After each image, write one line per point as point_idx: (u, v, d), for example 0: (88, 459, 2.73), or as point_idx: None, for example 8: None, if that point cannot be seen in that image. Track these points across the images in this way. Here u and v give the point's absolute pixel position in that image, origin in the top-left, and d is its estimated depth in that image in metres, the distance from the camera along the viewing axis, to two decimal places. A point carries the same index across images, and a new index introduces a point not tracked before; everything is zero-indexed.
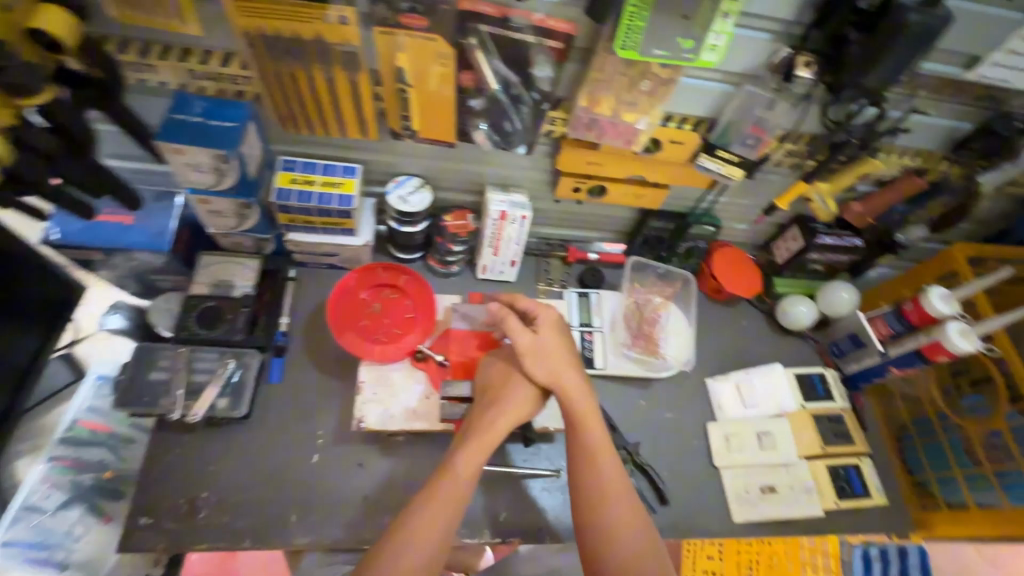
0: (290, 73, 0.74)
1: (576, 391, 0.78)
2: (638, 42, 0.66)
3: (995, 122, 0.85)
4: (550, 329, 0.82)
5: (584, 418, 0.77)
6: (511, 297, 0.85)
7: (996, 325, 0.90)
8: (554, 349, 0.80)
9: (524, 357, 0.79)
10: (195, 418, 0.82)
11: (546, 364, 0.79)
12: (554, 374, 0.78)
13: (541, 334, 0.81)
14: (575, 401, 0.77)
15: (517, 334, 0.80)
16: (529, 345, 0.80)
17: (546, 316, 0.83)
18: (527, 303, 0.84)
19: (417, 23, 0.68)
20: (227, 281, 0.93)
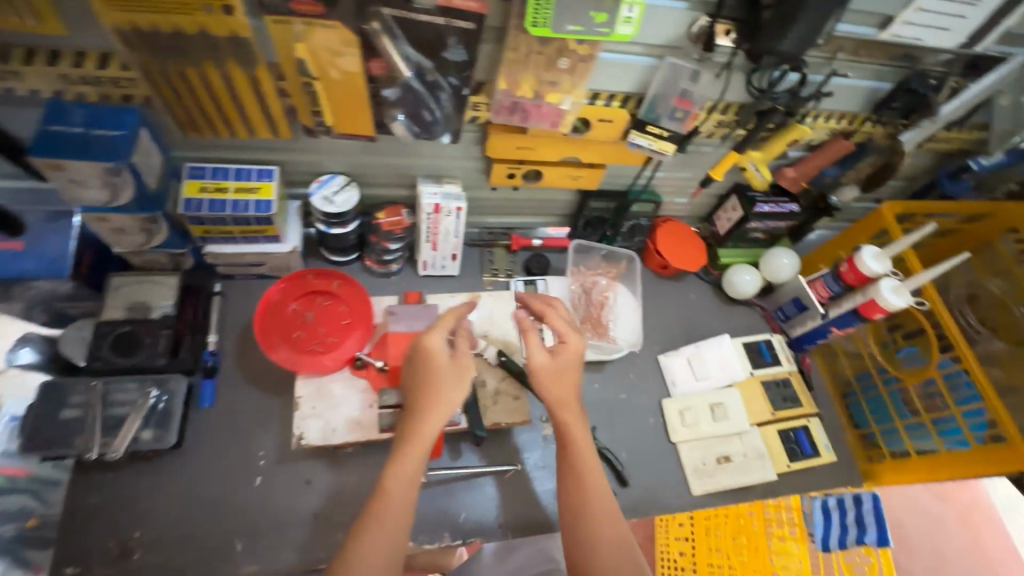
0: (178, 71, 0.68)
1: (572, 412, 0.74)
2: (549, 18, 0.62)
3: (912, 80, 0.86)
4: (572, 353, 0.77)
5: (573, 434, 0.74)
6: (542, 309, 0.80)
7: (926, 279, 0.92)
8: (567, 370, 0.76)
9: (537, 378, 0.75)
10: (117, 456, 0.76)
11: (551, 383, 0.75)
12: (558, 397, 0.75)
13: (561, 359, 0.76)
14: (567, 419, 0.74)
15: (534, 352, 0.75)
16: (544, 366, 0.75)
17: (573, 342, 0.77)
18: (557, 319, 0.79)
19: (312, 9, 0.62)
20: (143, 302, 0.86)
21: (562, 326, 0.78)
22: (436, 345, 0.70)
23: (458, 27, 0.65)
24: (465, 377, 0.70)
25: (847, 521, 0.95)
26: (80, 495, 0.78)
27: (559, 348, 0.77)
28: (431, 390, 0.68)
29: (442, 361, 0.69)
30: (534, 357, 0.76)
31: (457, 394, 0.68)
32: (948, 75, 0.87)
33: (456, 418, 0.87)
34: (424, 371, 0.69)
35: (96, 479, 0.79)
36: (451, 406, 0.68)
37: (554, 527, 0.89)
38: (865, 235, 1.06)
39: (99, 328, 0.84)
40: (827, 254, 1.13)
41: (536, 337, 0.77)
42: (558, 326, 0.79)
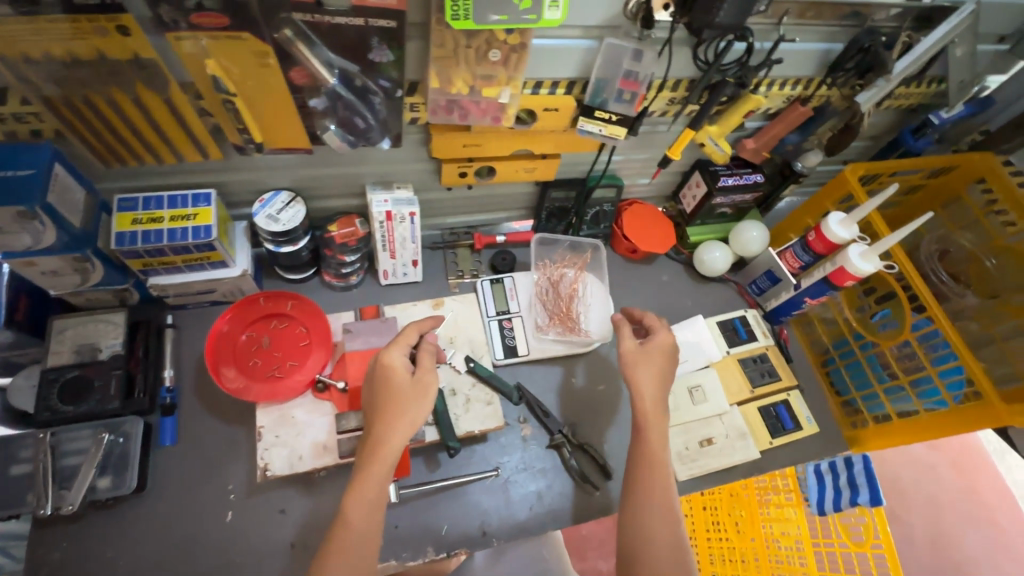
0: (84, 100, 0.63)
1: (648, 393, 0.80)
2: (470, 10, 0.59)
3: (862, 38, 0.83)
4: (660, 348, 0.84)
5: (650, 423, 0.77)
6: (641, 315, 0.91)
7: (894, 241, 0.89)
8: (652, 360, 0.83)
9: (626, 360, 0.83)
10: (73, 508, 0.72)
11: (634, 366, 0.82)
12: (643, 380, 0.81)
13: (650, 347, 0.84)
14: (645, 409, 0.78)
15: (624, 337, 0.85)
16: (633, 350, 0.84)
17: (663, 340, 0.85)
18: (651, 320, 0.89)
19: (216, 22, 0.58)
20: (90, 344, 0.83)
21: (654, 325, 0.88)
22: (397, 364, 0.70)
23: (378, 26, 0.61)
24: (427, 395, 0.69)
25: (840, 483, 0.96)
26: (42, 551, 0.75)
27: (649, 341, 0.86)
28: (391, 409, 0.67)
29: (402, 378, 0.69)
30: (623, 343, 0.85)
31: (419, 412, 0.68)
32: (898, 30, 0.84)
33: (424, 432, 0.85)
34: (384, 390, 0.69)
35: (57, 533, 0.76)
36: (411, 425, 0.67)
37: (541, 529, 0.87)
38: (830, 200, 1.03)
39: (44, 376, 0.80)
40: (796, 223, 1.11)
41: (627, 328, 0.87)
42: (650, 326, 0.89)
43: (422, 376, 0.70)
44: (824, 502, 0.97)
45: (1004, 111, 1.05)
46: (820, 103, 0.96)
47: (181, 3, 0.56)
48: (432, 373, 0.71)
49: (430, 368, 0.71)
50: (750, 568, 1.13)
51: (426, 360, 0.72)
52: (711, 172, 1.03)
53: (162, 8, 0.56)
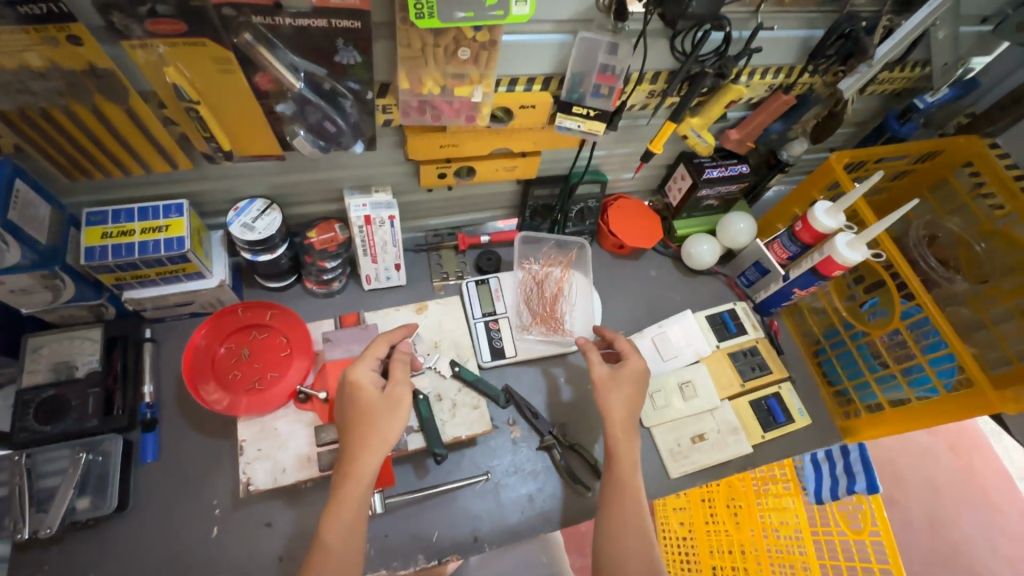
0: (41, 113, 0.61)
1: (618, 415, 0.80)
2: (434, 7, 0.57)
3: (842, 24, 0.81)
4: (631, 373, 0.83)
5: (619, 441, 0.78)
6: (611, 337, 0.90)
7: (881, 229, 0.88)
8: (625, 386, 0.82)
9: (597, 387, 0.82)
10: (51, 532, 0.70)
11: (605, 394, 0.81)
12: (615, 408, 0.80)
13: (621, 372, 0.83)
14: (618, 437, 0.78)
15: (595, 363, 0.84)
16: (604, 377, 0.82)
17: (636, 364, 0.84)
18: (622, 343, 0.88)
19: (171, 28, 0.56)
20: (67, 361, 0.81)
21: (625, 349, 0.87)
22: (366, 380, 0.69)
23: (342, 28, 0.60)
24: (399, 411, 0.68)
25: (837, 472, 1.01)
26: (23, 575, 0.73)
27: (620, 365, 0.84)
28: (363, 427, 0.66)
29: (372, 396, 0.67)
30: (594, 369, 0.84)
31: (392, 429, 0.67)
32: (879, 15, 0.82)
33: (409, 440, 0.83)
34: (354, 408, 0.67)
35: (38, 556, 0.74)
36: (386, 442, 0.66)
37: (532, 532, 0.86)
38: (816, 188, 1.01)
39: (19, 397, 0.78)
40: (783, 213, 1.10)
41: (596, 353, 0.86)
42: (620, 350, 0.87)
43: (392, 391, 0.69)
44: (821, 491, 1.01)
45: (990, 92, 1.04)
46: (803, 91, 0.95)
47: (133, 10, 0.54)
48: (403, 386, 0.70)
49: (403, 379, 0.70)
50: (750, 559, 1.15)
51: (397, 372, 0.70)
52: (695, 165, 1.02)
53: (114, 15, 0.54)
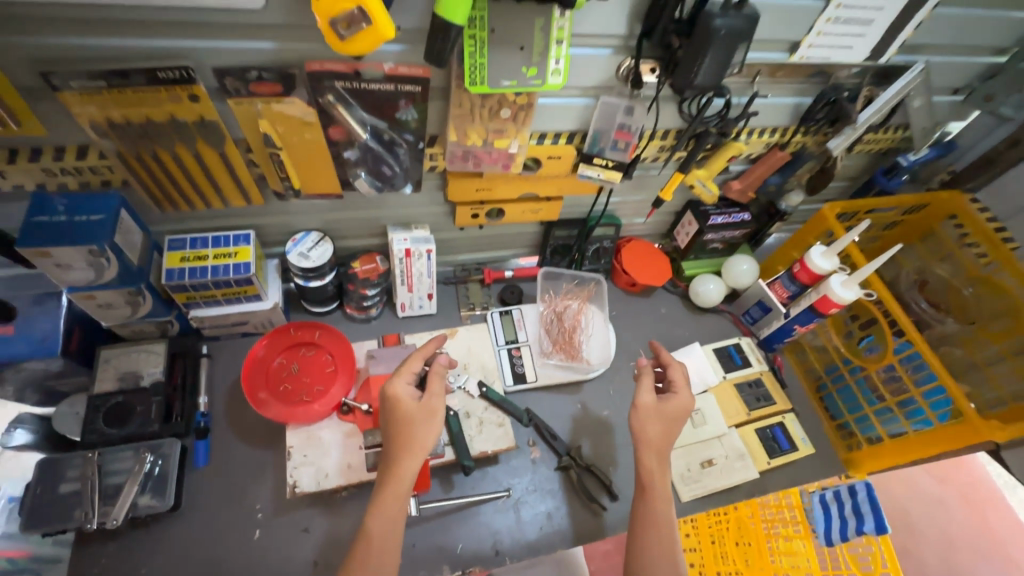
0: (153, 154, 0.73)
1: (653, 433, 0.84)
2: (485, 76, 0.69)
3: (828, 93, 0.94)
4: (677, 405, 0.86)
5: (650, 455, 0.82)
6: (667, 363, 0.92)
7: (871, 270, 0.97)
8: (665, 419, 0.85)
9: (639, 413, 0.85)
10: (117, 524, 0.78)
11: (649, 423, 0.84)
12: (652, 435, 0.83)
13: (666, 405, 0.85)
14: (650, 458, 0.82)
15: (644, 392, 0.87)
16: (650, 407, 0.85)
17: (682, 398, 0.87)
18: (676, 374, 0.90)
19: (271, 89, 0.69)
20: (133, 372, 0.90)
21: (679, 381, 0.89)
22: (405, 392, 0.76)
23: (407, 91, 0.72)
24: (434, 420, 0.75)
25: (845, 511, 0.91)
26: (82, 567, 0.80)
27: (668, 398, 0.87)
28: (403, 435, 0.73)
29: (410, 407, 0.75)
30: (641, 396, 0.87)
31: (429, 437, 0.74)
32: (860, 86, 0.95)
33: (440, 452, 0.90)
34: (395, 418, 0.75)
35: (96, 550, 0.81)
36: (424, 448, 0.74)
37: (550, 548, 0.91)
38: (812, 235, 1.11)
39: (90, 402, 0.87)
40: (782, 257, 1.19)
41: (649, 379, 0.88)
42: (673, 379, 0.90)
43: (429, 403, 0.76)
44: (832, 533, 0.91)
45: (967, 154, 1.16)
46: (797, 148, 1.06)
47: (244, 75, 0.67)
48: (438, 398, 0.77)
49: (440, 391, 0.77)
50: None
51: (433, 385, 0.77)
52: (701, 212, 1.12)
53: (230, 79, 0.67)
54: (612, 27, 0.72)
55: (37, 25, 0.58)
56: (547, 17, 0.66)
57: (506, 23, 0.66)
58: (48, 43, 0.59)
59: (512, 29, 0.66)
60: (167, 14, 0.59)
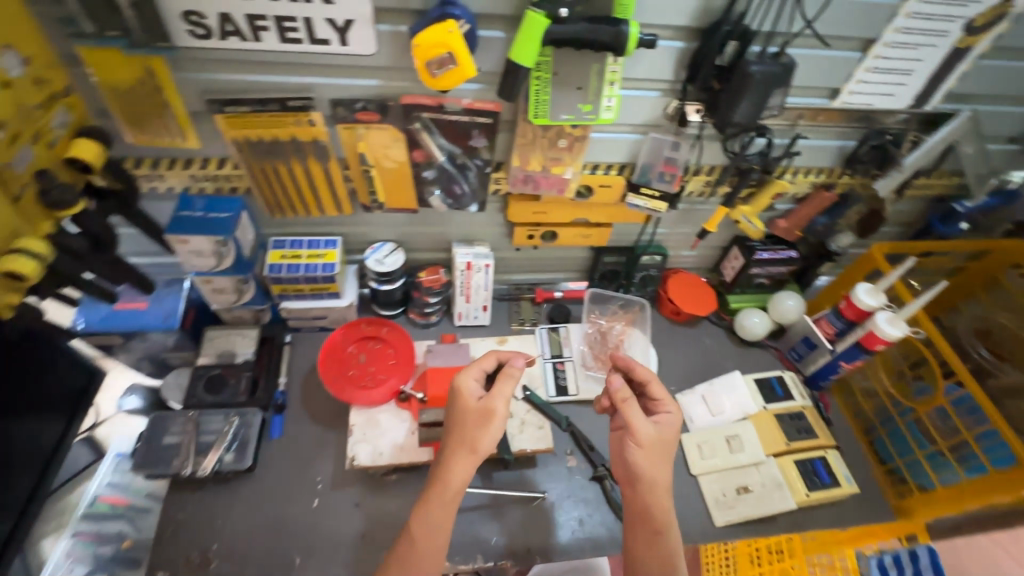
0: (274, 167, 0.90)
1: (660, 474, 0.73)
2: (547, 110, 0.81)
3: (871, 136, 0.99)
4: (674, 427, 0.77)
5: (657, 491, 0.73)
6: (647, 381, 0.83)
7: (918, 307, 0.97)
8: (667, 448, 0.75)
9: (640, 449, 0.74)
10: (205, 473, 0.91)
11: (656, 459, 0.74)
12: (659, 474, 0.73)
13: (664, 436, 0.75)
14: (657, 494, 0.73)
15: (641, 421, 0.75)
16: (652, 439, 0.74)
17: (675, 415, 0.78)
18: (657, 390, 0.81)
19: (372, 118, 0.84)
20: (228, 350, 1.04)
21: (662, 397, 0.81)
22: (467, 391, 0.78)
23: (480, 122, 0.85)
24: (491, 424, 0.74)
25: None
26: (170, 511, 0.92)
27: (660, 420, 0.77)
28: (459, 434, 0.75)
29: (470, 404, 0.76)
30: (637, 428, 0.75)
31: (482, 439, 0.73)
32: (905, 131, 1.00)
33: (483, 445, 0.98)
34: (455, 416, 0.77)
35: (184, 498, 0.94)
36: (477, 452, 0.74)
37: (580, 554, 0.95)
38: (860, 274, 1.13)
39: (194, 371, 1.01)
40: (830, 295, 1.20)
41: (636, 408, 0.77)
42: (657, 398, 0.81)
43: (486, 403, 0.75)
44: None
45: None
46: (844, 189, 1.10)
47: (352, 105, 0.83)
48: (497, 399, 0.75)
49: (503, 395, 0.75)
50: None
51: (499, 386, 0.76)
52: (748, 246, 1.17)
53: (341, 109, 0.83)
54: (659, 73, 0.83)
55: (211, 65, 0.77)
56: (601, 63, 0.78)
57: (567, 67, 0.78)
58: (216, 77, 0.78)
59: (572, 72, 0.78)
60: (303, 57, 0.76)
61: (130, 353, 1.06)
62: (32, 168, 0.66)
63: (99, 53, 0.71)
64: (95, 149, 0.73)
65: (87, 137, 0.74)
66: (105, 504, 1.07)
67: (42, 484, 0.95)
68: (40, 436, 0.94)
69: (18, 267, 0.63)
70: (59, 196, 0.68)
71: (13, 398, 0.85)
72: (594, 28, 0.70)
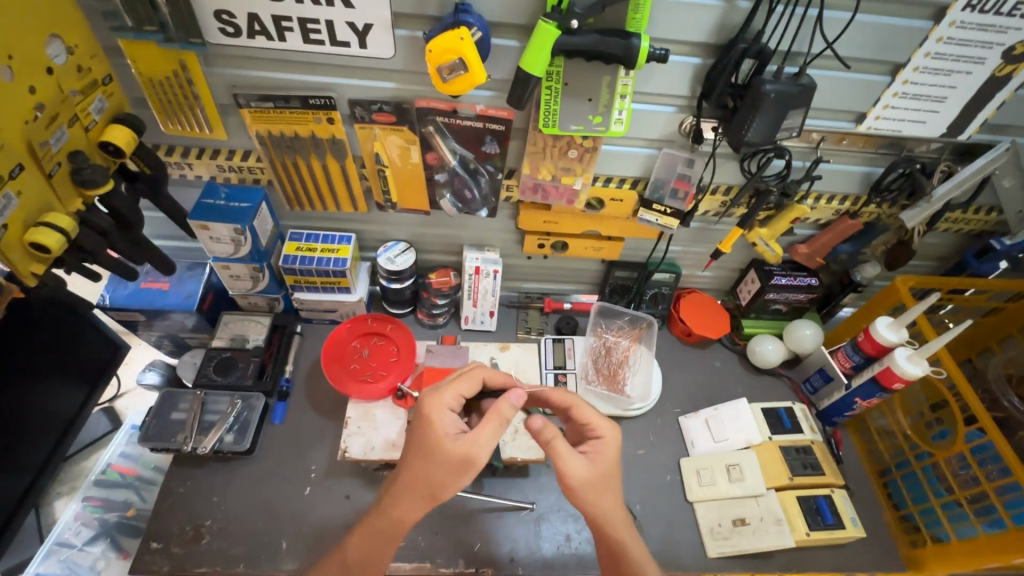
0: (294, 161, 0.93)
1: (608, 508, 0.74)
2: (557, 119, 0.82)
3: (899, 163, 0.95)
4: (608, 458, 0.75)
5: (614, 523, 0.74)
6: (571, 404, 0.81)
7: (941, 346, 0.92)
8: (605, 480, 0.74)
9: (581, 489, 0.73)
10: (205, 451, 0.94)
11: (593, 496, 0.73)
12: (609, 511, 0.74)
13: (603, 469, 0.74)
14: (617, 528, 0.74)
15: (572, 459, 0.72)
16: (586, 477, 0.73)
17: (610, 441, 0.76)
18: (587, 413, 0.79)
19: (387, 119, 0.87)
20: (242, 335, 1.07)
21: (591, 421, 0.78)
22: (445, 430, 0.70)
23: (493, 129, 0.87)
24: (468, 473, 0.69)
25: None
26: (170, 484, 0.96)
27: (589, 452, 0.76)
28: (427, 478, 0.69)
29: (446, 450, 0.68)
30: (569, 465, 0.72)
31: (449, 487, 0.69)
32: (937, 161, 0.95)
33: None
34: (424, 453, 0.69)
35: (185, 473, 0.97)
36: (437, 498, 0.70)
37: (564, 569, 0.93)
38: (884, 306, 1.07)
39: (207, 353, 1.05)
40: (851, 327, 1.15)
41: (564, 446, 0.73)
42: (586, 422, 0.78)
43: (466, 452, 0.68)
44: None
45: None
46: (870, 218, 1.06)
47: (369, 106, 0.85)
48: (479, 447, 0.68)
49: (488, 449, 0.68)
50: None
51: (481, 434, 0.68)
52: (765, 271, 1.14)
53: (358, 109, 0.86)
54: (673, 89, 0.83)
55: (241, 61, 0.81)
56: (613, 75, 0.78)
57: (579, 78, 0.78)
58: (245, 74, 0.82)
59: (584, 83, 0.79)
60: (324, 58, 0.80)
61: (151, 332, 1.11)
62: (65, 149, 0.71)
63: (140, 46, 0.77)
64: (126, 136, 0.78)
65: (120, 123, 0.79)
66: (117, 472, 1.13)
67: (59, 450, 1.01)
68: (62, 402, 1.00)
69: (43, 239, 0.67)
70: (89, 174, 0.72)
71: (39, 360, 0.92)
72: (605, 40, 0.71)
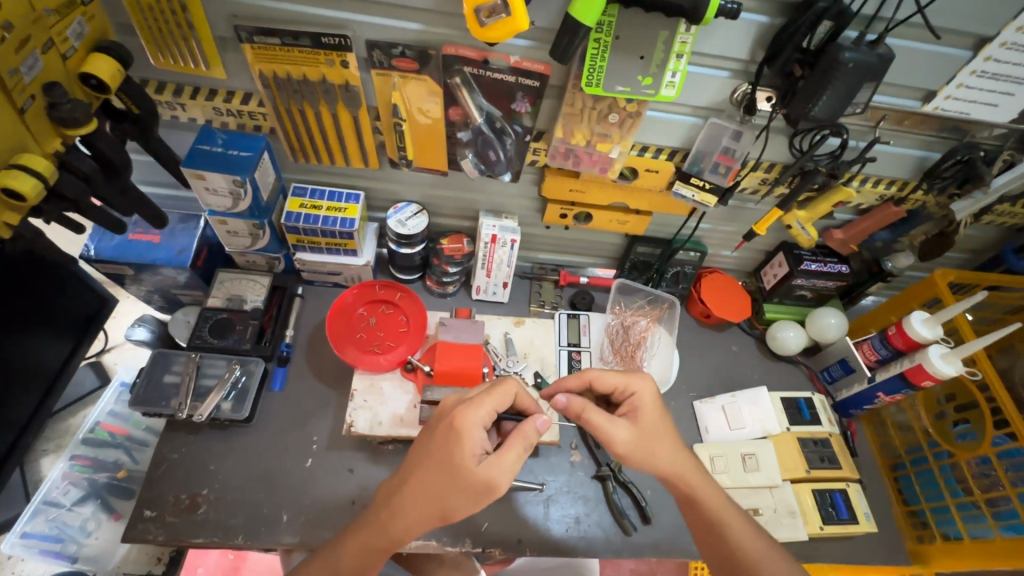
0: (299, 108, 0.83)
1: (667, 463, 0.73)
2: (601, 78, 0.73)
3: (959, 149, 0.87)
4: (649, 412, 0.75)
5: (686, 475, 0.74)
6: (591, 377, 0.79)
7: (978, 348, 0.88)
8: (652, 435, 0.74)
9: (635, 456, 0.73)
10: (201, 419, 0.89)
11: (645, 453, 0.73)
12: (668, 465, 0.73)
13: (644, 427, 0.74)
14: (690, 482, 0.73)
15: (612, 428, 0.73)
16: (629, 442, 0.73)
17: (645, 395, 0.76)
18: (611, 380, 0.77)
19: (408, 66, 0.77)
20: (239, 295, 1.00)
21: (616, 383, 0.77)
22: (472, 449, 0.66)
23: (525, 84, 0.78)
24: (486, 499, 0.66)
25: None
26: (164, 450, 0.91)
27: (627, 414, 0.76)
28: (443, 500, 0.66)
29: (469, 473, 0.65)
30: (612, 432, 0.73)
31: (461, 509, 0.67)
32: (1000, 149, 0.87)
33: None
34: (447, 472, 0.66)
35: (180, 439, 0.92)
36: (448, 518, 0.67)
37: (571, 552, 0.92)
38: (915, 300, 1.03)
39: (202, 313, 0.97)
40: (877, 318, 1.11)
41: (598, 416, 0.73)
42: (614, 385, 0.77)
43: (489, 478, 0.65)
44: None
45: None
46: (915, 206, 1.00)
47: (389, 50, 0.75)
48: (504, 474, 0.65)
49: (509, 476, 0.66)
50: None
51: (507, 455, 0.66)
52: (795, 255, 1.08)
53: (377, 52, 0.76)
54: (731, 50, 0.74)
55: None
56: (672, 30, 0.69)
57: (632, 32, 0.70)
58: (251, 3, 0.72)
59: (636, 38, 0.70)
60: None
61: (139, 287, 1.03)
62: (39, 80, 0.61)
63: None
64: (110, 68, 0.68)
65: (102, 52, 0.68)
66: (106, 431, 1.08)
67: (44, 406, 0.95)
68: (45, 358, 0.93)
69: (15, 184, 0.58)
70: (70, 112, 0.62)
71: (18, 311, 0.84)
72: None
